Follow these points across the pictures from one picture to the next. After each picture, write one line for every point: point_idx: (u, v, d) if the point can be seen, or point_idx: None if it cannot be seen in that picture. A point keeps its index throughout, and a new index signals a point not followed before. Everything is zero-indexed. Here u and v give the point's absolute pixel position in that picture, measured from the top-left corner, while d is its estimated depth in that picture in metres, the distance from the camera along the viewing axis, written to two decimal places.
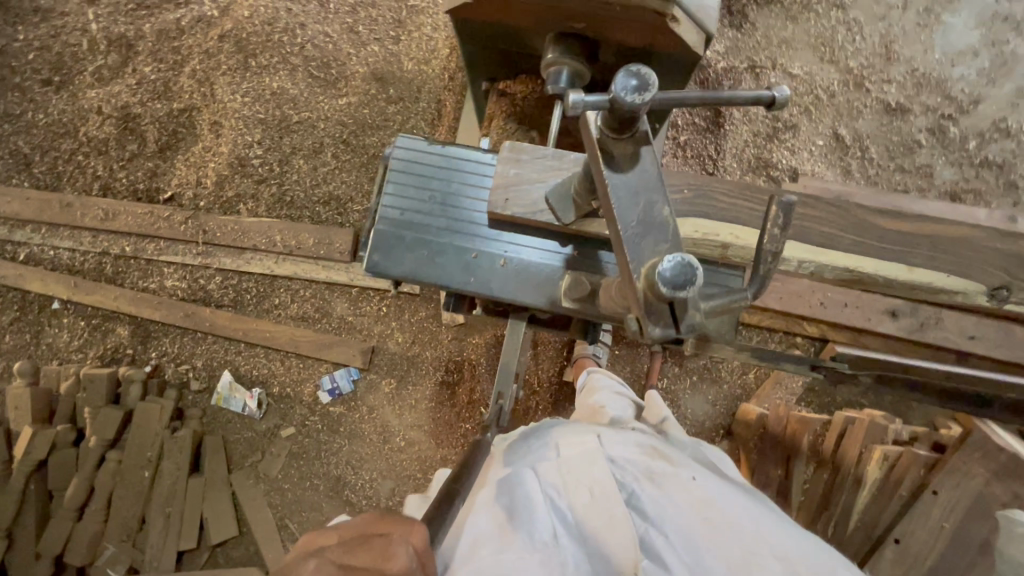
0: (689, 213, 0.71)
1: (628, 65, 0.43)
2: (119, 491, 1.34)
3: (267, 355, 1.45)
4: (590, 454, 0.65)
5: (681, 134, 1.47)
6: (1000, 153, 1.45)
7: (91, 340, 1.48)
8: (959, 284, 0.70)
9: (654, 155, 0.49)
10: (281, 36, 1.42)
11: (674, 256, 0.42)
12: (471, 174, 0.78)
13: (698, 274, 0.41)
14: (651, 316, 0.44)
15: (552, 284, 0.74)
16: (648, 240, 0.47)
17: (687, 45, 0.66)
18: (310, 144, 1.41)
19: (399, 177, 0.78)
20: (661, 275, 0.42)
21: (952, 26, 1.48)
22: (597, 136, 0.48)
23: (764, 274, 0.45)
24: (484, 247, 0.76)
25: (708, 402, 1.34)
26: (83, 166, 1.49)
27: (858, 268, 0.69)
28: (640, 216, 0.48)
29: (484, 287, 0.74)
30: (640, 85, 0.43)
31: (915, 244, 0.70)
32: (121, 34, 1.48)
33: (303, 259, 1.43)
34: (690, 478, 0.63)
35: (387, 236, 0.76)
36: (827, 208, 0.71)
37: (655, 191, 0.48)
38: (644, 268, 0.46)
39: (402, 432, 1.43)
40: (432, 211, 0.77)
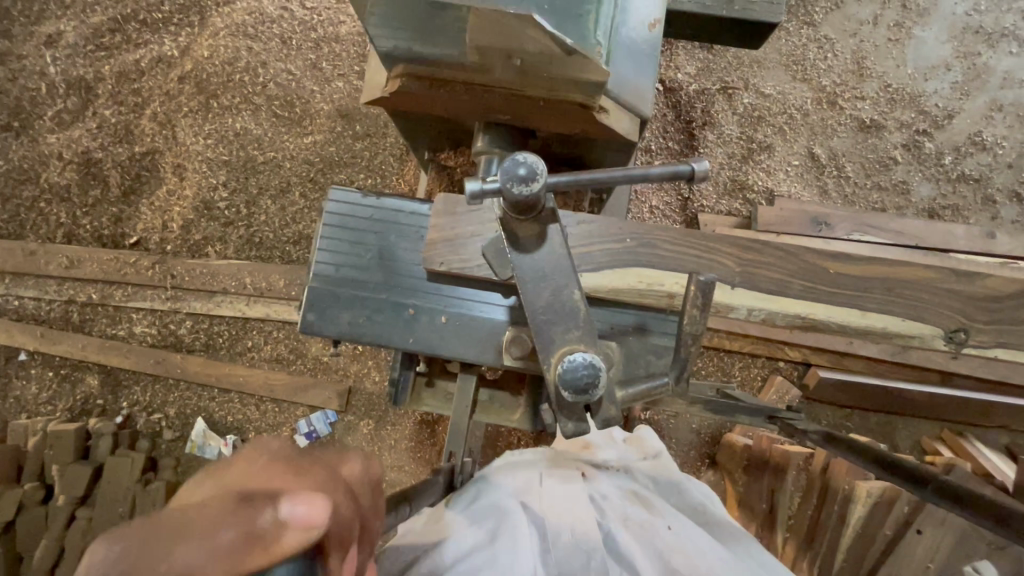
0: (631, 263, 0.71)
1: (513, 156, 0.46)
2: (92, 548, 1.30)
3: (241, 401, 1.42)
4: (574, 493, 0.64)
5: (655, 159, 1.45)
6: (977, 166, 1.44)
7: (59, 391, 1.44)
8: (914, 329, 0.71)
9: (556, 233, 0.53)
10: (243, 74, 1.39)
11: (583, 356, 0.48)
12: (408, 227, 0.77)
13: (602, 376, 0.48)
14: (565, 410, 0.53)
15: (493, 337, 0.75)
16: (558, 329, 0.52)
17: (618, 130, 0.66)
18: (276, 183, 1.38)
19: (333, 233, 0.77)
20: (566, 379, 0.48)
21: (923, 41, 1.47)
22: (501, 217, 0.52)
23: (684, 357, 0.54)
24: (424, 302, 0.76)
25: (692, 431, 1.32)
26: (46, 213, 1.45)
27: (810, 315, 0.71)
28: (550, 304, 0.53)
29: (424, 345, 0.75)
30: (526, 173, 0.46)
31: (868, 288, 0.71)
32: (80, 77, 1.45)
33: (274, 301, 1.40)
34: (666, 527, 0.62)
35: (323, 295, 0.75)
36: (777, 253, 0.72)
37: (562, 276, 0.53)
38: (553, 360, 0.52)
39: (382, 474, 1.40)
40: (369, 267, 0.76)
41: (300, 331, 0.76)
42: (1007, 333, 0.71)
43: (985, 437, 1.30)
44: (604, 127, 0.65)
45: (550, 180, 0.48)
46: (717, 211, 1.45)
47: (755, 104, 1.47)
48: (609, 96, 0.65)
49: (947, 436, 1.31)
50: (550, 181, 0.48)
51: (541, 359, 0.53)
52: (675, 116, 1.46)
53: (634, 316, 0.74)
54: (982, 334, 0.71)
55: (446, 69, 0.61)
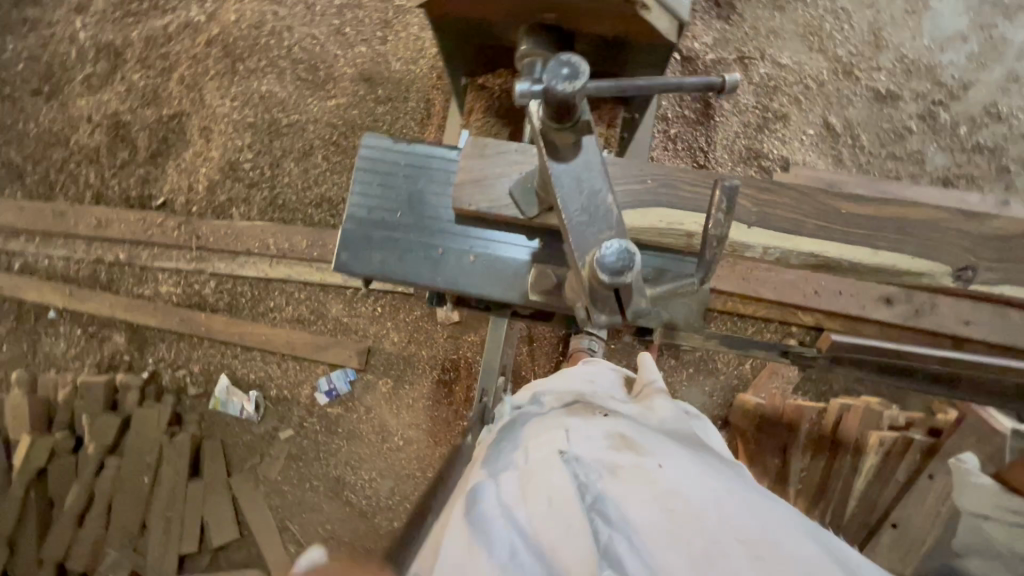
0: (653, 204, 0.74)
1: (559, 55, 0.50)
2: (120, 496, 1.34)
3: (263, 359, 1.46)
4: (550, 458, 0.58)
5: (671, 127, 1.47)
6: (992, 137, 1.45)
7: (87, 348, 1.48)
8: (925, 266, 0.74)
9: (591, 142, 0.56)
10: (268, 39, 1.42)
11: (614, 244, 0.50)
12: (438, 171, 0.80)
13: (636, 260, 0.49)
14: (598, 303, 0.53)
15: (519, 277, 0.78)
16: (593, 229, 0.54)
17: (660, 30, 0.67)
18: (300, 146, 1.41)
19: (367, 177, 0.80)
20: (598, 264, 0.49)
21: (941, 12, 1.48)
22: (540, 127, 0.55)
23: (708, 259, 0.56)
24: (452, 243, 0.78)
25: (705, 393, 1.35)
26: (76, 175, 1.49)
27: (822, 253, 0.74)
28: (585, 206, 0.55)
29: (452, 283, 0.77)
30: (569, 73, 0.50)
31: (879, 228, 0.75)
32: (110, 42, 1.48)
33: (296, 261, 1.43)
34: (657, 468, 0.56)
35: (356, 235, 0.78)
36: (792, 195, 0.76)
37: (599, 181, 0.56)
38: (587, 255, 0.53)
39: (400, 431, 1.43)
40: (399, 210, 0.79)
41: (334, 269, 0.79)
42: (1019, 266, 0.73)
43: None
44: (647, 27, 0.66)
45: (590, 84, 0.51)
46: (732, 178, 1.47)
47: (771, 74, 1.49)
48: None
49: None
50: (590, 86, 0.51)
51: (576, 255, 0.54)
52: (692, 84, 1.48)
53: (654, 258, 0.77)
54: (987, 274, 0.74)
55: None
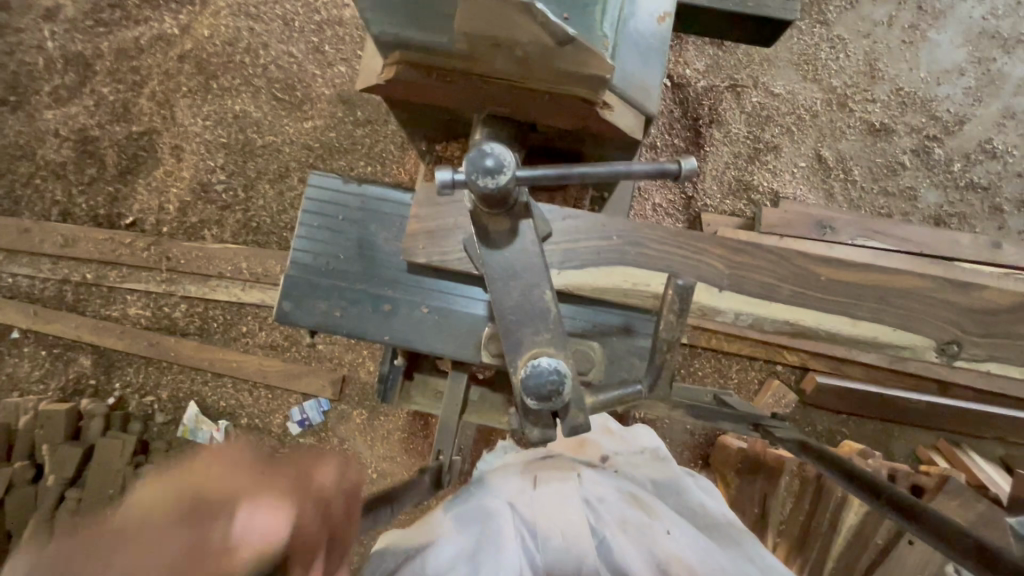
0: (617, 262, 0.72)
1: (479, 147, 0.46)
2: None
3: (234, 386, 1.41)
4: (568, 496, 0.64)
5: (659, 156, 1.43)
6: (986, 175, 1.42)
7: (51, 370, 1.43)
8: (904, 338, 0.72)
9: (527, 228, 0.53)
10: (244, 55, 1.36)
11: (545, 365, 0.48)
12: (392, 216, 0.76)
13: (564, 385, 0.47)
14: (530, 415, 0.52)
15: (473, 333, 0.74)
16: (526, 330, 0.52)
17: (621, 128, 0.67)
18: (275, 168, 1.36)
19: (313, 221, 0.76)
20: (530, 386, 0.47)
21: (938, 44, 1.44)
22: (473, 210, 0.52)
23: (659, 364, 0.54)
24: (403, 294, 0.75)
25: (686, 432, 1.32)
26: (42, 190, 1.43)
27: (796, 321, 0.72)
28: (520, 303, 0.52)
29: (400, 338, 0.74)
30: (493, 166, 0.46)
31: (858, 296, 0.72)
32: (79, 52, 1.42)
33: (270, 287, 1.38)
34: (665, 530, 0.62)
35: (301, 284, 0.75)
36: (767, 256, 0.72)
37: (536, 276, 0.53)
38: (519, 365, 0.51)
39: (374, 464, 1.39)
40: (348, 256, 0.75)
41: (277, 320, 0.75)
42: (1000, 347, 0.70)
43: (979, 447, 1.30)
44: (608, 123, 0.66)
45: (520, 172, 0.47)
46: (721, 211, 1.43)
47: (764, 103, 1.45)
48: (614, 92, 0.65)
49: (941, 446, 1.31)
50: (520, 173, 0.47)
51: (507, 360, 0.52)
52: (682, 113, 1.44)
53: (620, 317, 0.74)
54: (975, 348, 0.72)
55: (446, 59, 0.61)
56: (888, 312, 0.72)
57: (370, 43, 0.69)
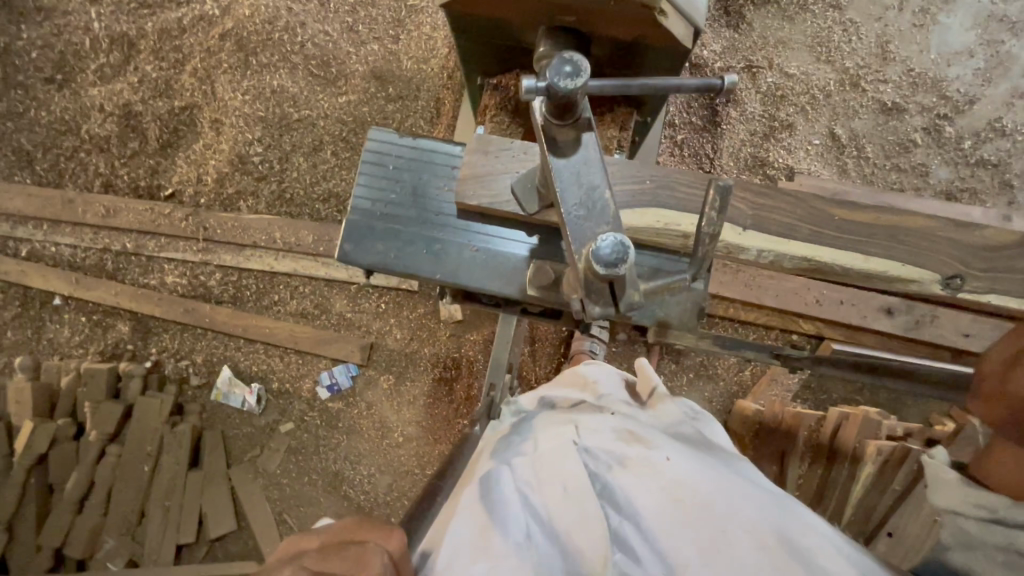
0: (650, 203, 0.76)
1: (560, 54, 0.51)
2: (120, 483, 1.36)
3: (266, 351, 1.46)
4: (565, 445, 0.62)
5: (678, 133, 1.48)
6: (996, 152, 1.46)
7: (91, 335, 1.49)
8: (914, 274, 0.76)
9: (590, 139, 0.58)
10: (281, 34, 1.43)
11: (611, 239, 0.52)
12: (443, 165, 0.81)
13: (629, 253, 0.52)
14: (592, 295, 0.55)
15: (519, 272, 0.78)
16: (590, 223, 0.56)
17: (676, 35, 0.69)
18: (309, 141, 1.42)
19: (371, 169, 0.81)
20: (594, 255, 0.52)
21: (947, 28, 1.49)
22: (542, 121, 0.56)
23: (700, 257, 0.59)
24: (453, 237, 0.79)
25: (705, 397, 1.36)
26: (85, 164, 1.50)
27: (814, 258, 0.76)
28: (583, 200, 0.57)
29: (452, 276, 0.78)
30: (572, 69, 0.51)
31: (871, 235, 0.77)
32: (124, 32, 1.49)
33: (302, 255, 1.43)
34: (664, 458, 0.59)
35: (359, 227, 0.79)
36: (786, 199, 0.78)
37: (597, 178, 0.57)
38: (584, 247, 0.55)
39: (400, 428, 1.43)
40: (403, 202, 0.80)
41: (336, 260, 0.79)
42: (1011, 281, 0.75)
43: None
44: (663, 31, 0.67)
45: (592, 80, 0.52)
46: None
47: (779, 83, 1.50)
48: (671, 3, 0.67)
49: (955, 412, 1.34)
50: (591, 83, 0.52)
51: (573, 250, 0.56)
52: (700, 92, 1.49)
53: (653, 259, 0.79)
54: (976, 282, 0.75)
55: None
56: (906, 249, 0.76)
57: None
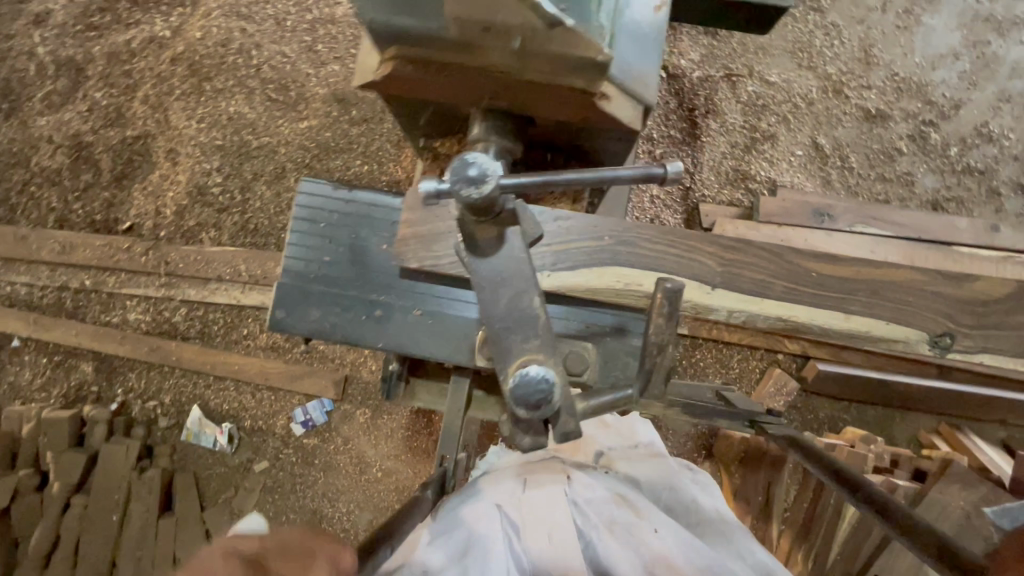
0: (609, 262, 0.72)
1: (463, 156, 0.44)
2: (89, 533, 1.31)
3: (237, 388, 1.41)
4: (554, 496, 0.63)
5: (656, 148, 1.43)
6: (983, 159, 1.42)
7: (53, 377, 1.43)
8: (898, 332, 0.72)
9: (514, 234, 0.48)
10: (237, 56, 1.36)
11: (533, 372, 0.44)
12: (383, 220, 0.76)
13: (554, 391, 0.44)
14: (523, 426, 0.49)
15: (468, 336, 0.73)
16: (516, 337, 0.48)
17: (621, 122, 0.66)
18: (271, 169, 1.36)
19: (303, 227, 0.75)
20: (518, 393, 0.44)
21: (932, 29, 1.44)
22: (458, 218, 0.48)
23: (649, 367, 0.51)
24: (395, 300, 0.74)
25: (689, 423, 1.32)
26: (37, 198, 1.43)
27: (789, 317, 0.72)
28: (508, 308, 0.48)
29: (394, 344, 0.74)
30: (476, 174, 0.44)
31: (851, 291, 0.72)
32: (70, 57, 1.41)
33: (269, 289, 1.38)
34: (652, 530, 0.61)
35: (292, 293, 0.74)
36: (760, 253, 0.73)
37: (522, 282, 0.48)
38: (507, 370, 0.48)
39: (378, 463, 1.39)
40: (340, 263, 0.75)
41: (269, 328, 0.75)
42: (996, 327, 0.71)
43: (981, 431, 1.31)
44: (606, 113, 0.64)
45: (505, 179, 0.45)
46: (719, 201, 1.43)
47: (759, 93, 1.44)
48: (614, 83, 0.64)
49: (944, 430, 1.31)
50: (502, 180, 0.45)
51: (498, 368, 0.48)
52: (678, 104, 1.44)
53: (614, 317, 0.73)
54: (967, 340, 0.71)
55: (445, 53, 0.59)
56: (884, 298, 0.72)
57: (364, 41, 0.69)
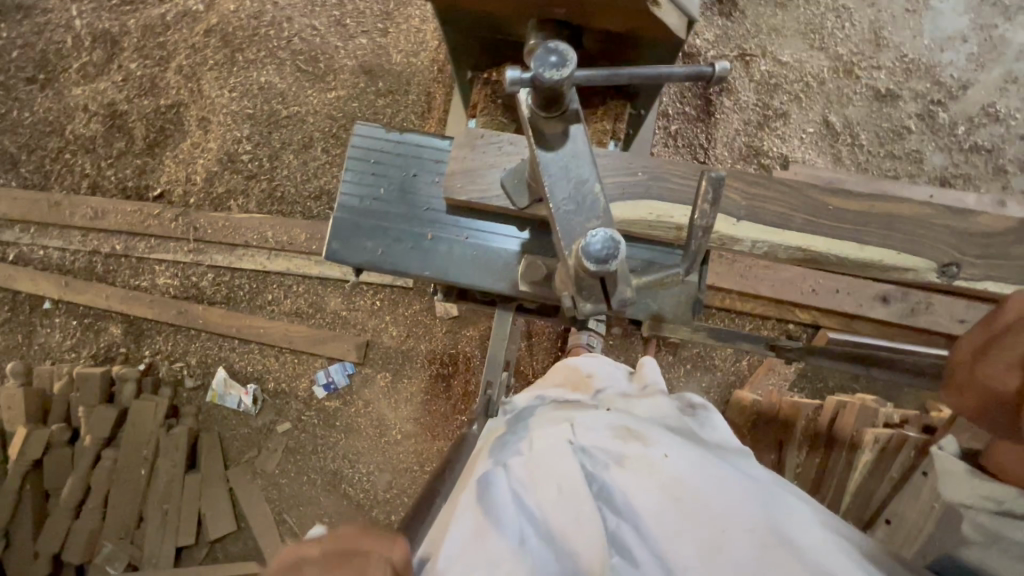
0: (642, 195, 0.75)
1: (545, 44, 0.50)
2: (116, 487, 1.35)
3: (261, 352, 1.45)
4: (559, 446, 0.59)
5: (672, 123, 1.48)
6: (990, 138, 1.45)
7: (83, 339, 1.47)
8: (910, 261, 0.76)
9: (579, 132, 0.57)
10: (268, 29, 1.41)
11: (602, 233, 0.51)
12: (430, 160, 0.80)
13: (621, 247, 0.50)
14: (584, 292, 0.54)
15: (511, 269, 0.78)
16: (580, 217, 0.56)
17: (670, 28, 0.68)
18: (299, 138, 1.40)
19: (358, 165, 0.80)
20: (584, 251, 0.50)
21: (940, 12, 1.48)
22: (529, 112, 0.56)
23: (694, 249, 0.58)
24: (443, 234, 0.79)
25: (703, 388, 1.36)
26: (71, 165, 1.48)
27: (809, 247, 0.76)
28: (572, 194, 0.56)
29: (442, 273, 0.78)
30: (557, 60, 0.50)
31: (866, 223, 0.76)
32: (106, 30, 1.46)
33: (294, 254, 1.42)
34: (663, 456, 0.57)
35: (347, 225, 0.78)
36: (780, 188, 0.77)
37: (586, 170, 0.57)
38: (573, 244, 0.54)
39: (398, 425, 1.43)
40: (392, 200, 0.79)
41: (325, 258, 0.79)
42: (1001, 263, 0.75)
43: None
44: (657, 21, 0.66)
45: (579, 73, 0.52)
46: (733, 175, 1.47)
47: (772, 72, 1.49)
48: None
49: None
50: (577, 74, 0.52)
51: (564, 245, 0.55)
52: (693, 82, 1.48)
53: (646, 253, 0.79)
54: (972, 269, 0.75)
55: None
56: (899, 237, 0.76)
57: None
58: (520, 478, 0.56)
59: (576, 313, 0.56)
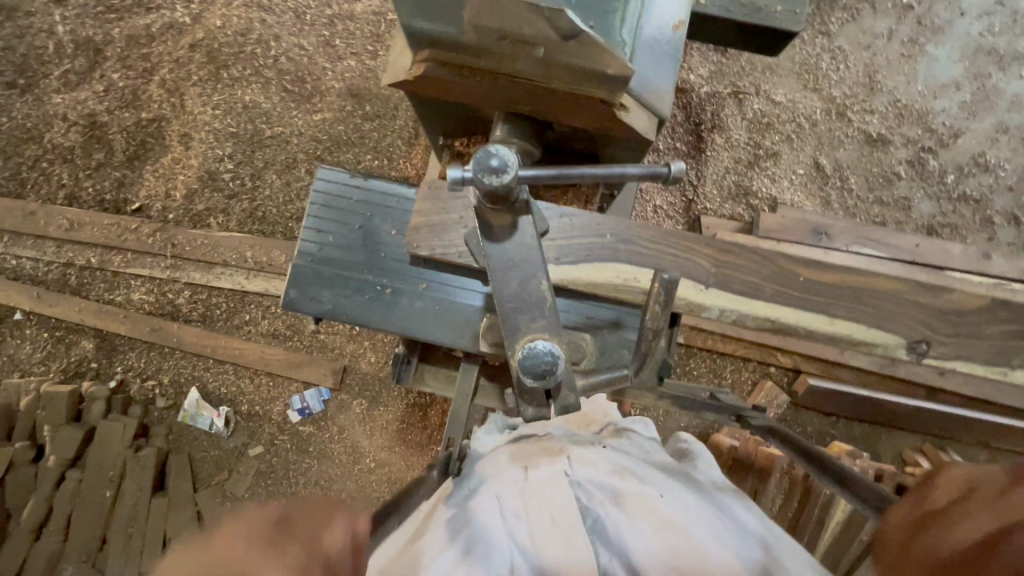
0: (608, 258, 0.75)
1: (487, 147, 0.49)
2: (81, 508, 1.33)
3: (236, 373, 1.43)
4: (553, 478, 0.58)
5: (662, 159, 1.46)
6: (978, 188, 1.45)
7: (53, 353, 1.44)
8: (878, 337, 0.75)
9: (528, 223, 0.56)
10: (255, 46, 1.38)
11: (545, 346, 0.51)
12: (396, 209, 0.79)
13: (560, 365, 0.51)
14: (526, 398, 0.55)
15: (472, 325, 0.77)
16: (525, 316, 0.55)
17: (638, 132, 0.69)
18: (282, 159, 1.38)
19: (320, 212, 0.79)
20: (527, 364, 0.51)
21: (935, 59, 1.48)
22: (477, 204, 0.55)
23: (644, 350, 0.61)
24: (405, 283, 0.78)
25: (680, 430, 1.35)
26: (49, 174, 1.44)
27: (778, 319, 0.75)
28: (518, 292, 0.56)
29: (402, 326, 0.77)
30: (498, 165, 0.49)
31: (837, 296, 0.75)
32: (89, 38, 1.43)
33: (273, 276, 1.39)
34: (659, 497, 0.56)
35: (306, 274, 0.77)
36: (751, 256, 0.75)
37: (534, 268, 0.56)
38: (517, 348, 0.54)
39: (372, 454, 1.41)
40: (353, 247, 0.78)
41: (281, 306, 0.77)
42: (973, 340, 0.74)
43: (963, 451, 1.34)
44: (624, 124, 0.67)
45: (524, 173, 0.50)
46: (720, 215, 1.46)
47: (765, 111, 1.48)
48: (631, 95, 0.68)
49: (928, 449, 1.33)
50: (523, 174, 0.50)
51: (507, 344, 0.55)
52: (685, 117, 1.47)
53: (611, 312, 0.78)
54: (944, 346, 0.74)
55: (472, 57, 0.62)
56: (866, 313, 0.75)
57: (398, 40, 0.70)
58: (506, 502, 0.55)
59: (519, 418, 0.56)
